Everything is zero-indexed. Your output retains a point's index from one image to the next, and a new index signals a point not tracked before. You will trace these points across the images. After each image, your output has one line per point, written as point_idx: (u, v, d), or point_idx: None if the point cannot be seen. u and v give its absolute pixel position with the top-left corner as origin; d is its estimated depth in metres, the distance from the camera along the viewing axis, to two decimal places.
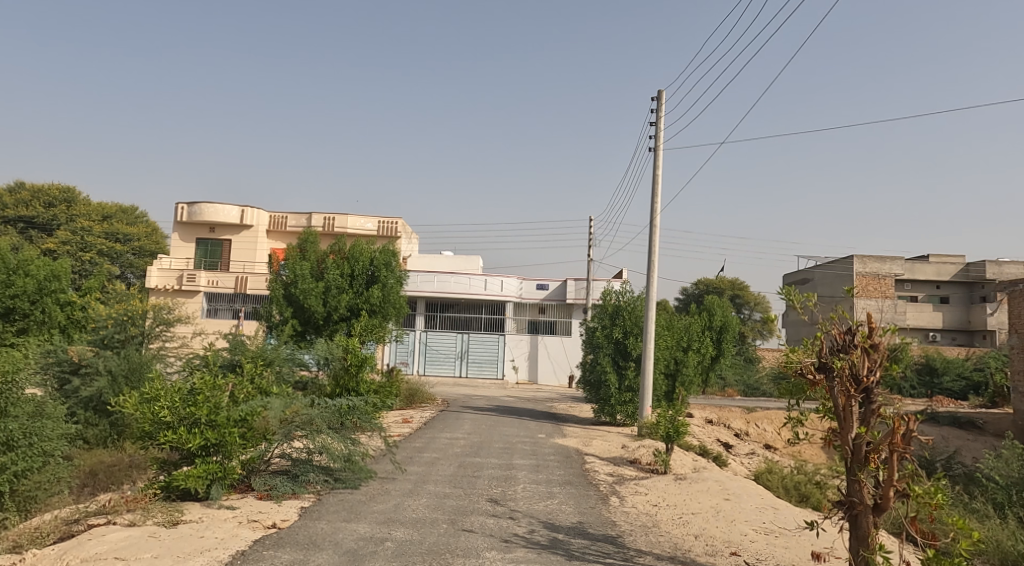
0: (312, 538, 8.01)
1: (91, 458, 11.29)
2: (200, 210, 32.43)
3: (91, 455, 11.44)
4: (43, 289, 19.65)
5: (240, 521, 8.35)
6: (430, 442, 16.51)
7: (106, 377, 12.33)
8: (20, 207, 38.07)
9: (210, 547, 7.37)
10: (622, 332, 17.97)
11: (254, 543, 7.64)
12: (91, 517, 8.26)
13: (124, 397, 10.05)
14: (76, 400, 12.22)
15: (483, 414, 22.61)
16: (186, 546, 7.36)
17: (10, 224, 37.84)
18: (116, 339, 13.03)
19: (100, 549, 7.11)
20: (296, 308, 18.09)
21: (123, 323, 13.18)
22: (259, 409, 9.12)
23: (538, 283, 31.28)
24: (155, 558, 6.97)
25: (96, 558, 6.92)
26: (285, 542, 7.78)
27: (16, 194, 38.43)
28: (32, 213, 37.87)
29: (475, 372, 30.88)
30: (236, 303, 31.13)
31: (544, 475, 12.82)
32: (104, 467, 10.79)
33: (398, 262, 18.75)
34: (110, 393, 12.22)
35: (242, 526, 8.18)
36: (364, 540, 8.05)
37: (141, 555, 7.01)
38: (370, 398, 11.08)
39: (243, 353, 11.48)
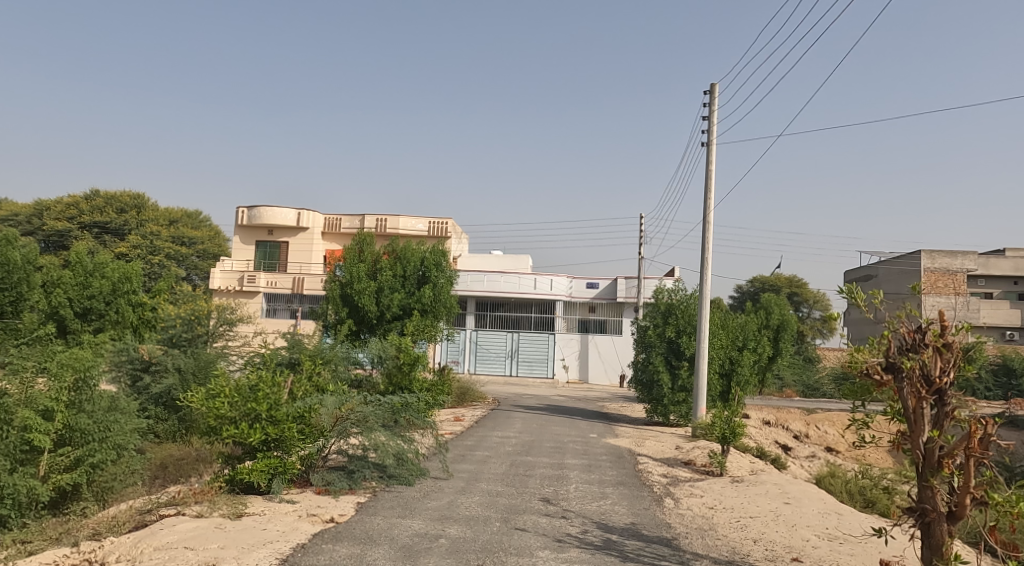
0: (369, 533, 8.10)
1: (161, 451, 11.69)
2: (259, 213, 33.25)
3: (162, 449, 11.83)
4: (115, 290, 20.39)
5: (299, 515, 8.51)
6: (481, 440, 16.58)
7: (176, 374, 12.77)
8: (94, 213, 39.45)
9: (272, 540, 7.50)
10: (675, 331, 17.76)
11: (313, 537, 7.77)
12: (163, 508, 8.54)
13: (190, 394, 10.32)
14: (147, 396, 12.67)
15: (533, 414, 22.61)
16: (249, 537, 7.51)
17: (87, 229, 39.35)
18: (183, 338, 13.46)
19: (171, 538, 7.33)
20: (351, 308, 18.35)
21: (190, 323, 13.63)
22: (314, 406, 9.26)
23: (588, 282, 31.06)
24: (221, 548, 7.14)
25: (167, 547, 7.13)
26: (342, 536, 7.88)
27: (92, 201, 40.01)
28: (106, 219, 39.31)
29: (525, 371, 30.93)
30: (293, 304, 31.83)
31: (596, 476, 12.73)
32: (173, 460, 11.13)
33: (448, 262, 18.98)
34: (179, 391, 12.64)
35: (302, 519, 8.33)
36: (418, 537, 8.12)
37: (209, 545, 7.19)
38: (422, 396, 11.22)
39: (301, 352, 11.78)
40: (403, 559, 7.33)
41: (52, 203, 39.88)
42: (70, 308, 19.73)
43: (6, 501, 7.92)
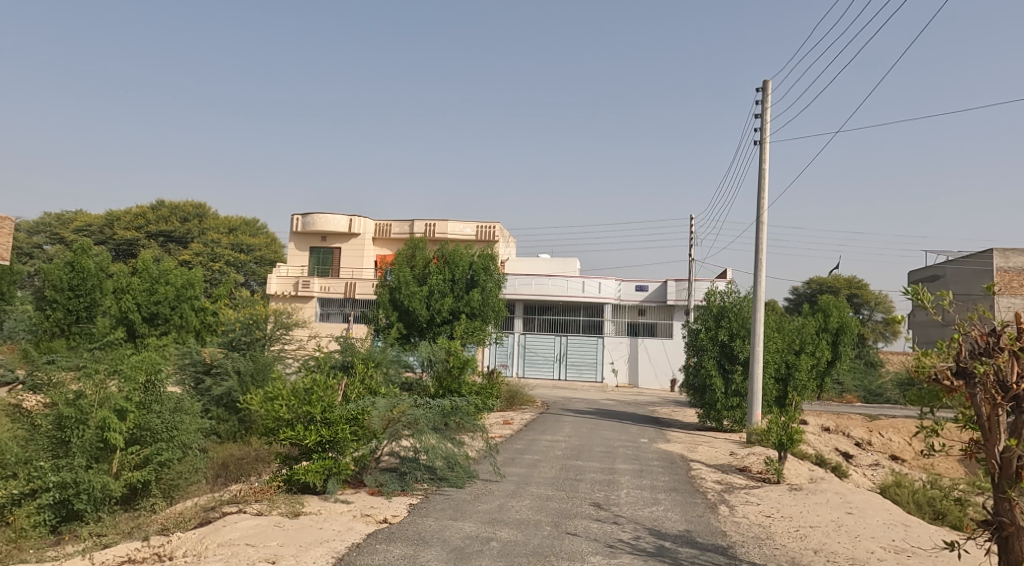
0: (421, 534, 8.06)
1: (223, 451, 11.92)
2: (313, 220, 33.84)
3: (223, 448, 12.04)
4: (180, 296, 21.01)
5: (354, 515, 8.54)
6: (531, 444, 16.48)
7: (235, 377, 13.07)
8: (160, 222, 40.83)
9: (328, 539, 7.54)
10: (728, 335, 17.34)
11: (368, 537, 7.77)
12: (225, 505, 8.72)
13: (250, 397, 10.58)
14: (209, 397, 12.97)
15: (583, 418, 22.40)
16: (307, 536, 7.56)
17: (153, 238, 40.66)
18: (242, 341, 13.82)
19: (233, 535, 7.45)
20: (401, 312, 18.44)
21: (249, 327, 13.97)
22: (367, 408, 9.32)
23: (637, 285, 30.58)
24: (281, 546, 7.22)
25: (229, 544, 7.25)
26: (396, 537, 7.86)
27: (157, 211, 41.40)
28: (171, 228, 40.55)
29: (574, 375, 30.76)
30: (346, 308, 32.24)
31: (648, 481, 12.47)
32: (234, 459, 11.32)
33: (496, 266, 19.06)
34: (238, 393, 12.92)
35: (357, 519, 8.36)
36: (470, 539, 8.04)
37: (269, 543, 7.27)
38: (472, 400, 11.19)
39: (354, 354, 11.77)
40: (455, 560, 7.26)
41: (122, 214, 41.41)
42: (137, 313, 20.38)
43: (80, 498, 8.45)
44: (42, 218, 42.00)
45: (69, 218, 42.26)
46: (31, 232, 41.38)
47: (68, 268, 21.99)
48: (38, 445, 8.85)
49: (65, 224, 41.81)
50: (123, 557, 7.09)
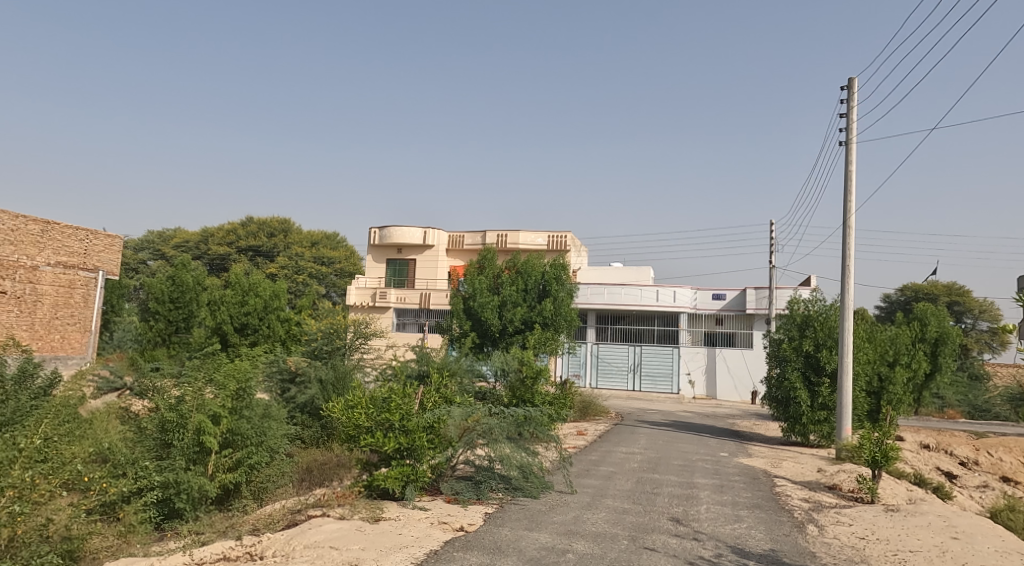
0: (497, 543, 8.07)
1: (307, 455, 12.09)
2: (389, 233, 34.41)
3: (307, 453, 12.25)
4: (267, 308, 22.53)
5: (432, 522, 8.63)
6: (606, 456, 16.11)
7: (318, 384, 13.33)
8: (249, 238, 42.61)
9: (407, 544, 7.79)
10: (813, 345, 16.57)
11: (445, 544, 7.91)
12: (310, 508, 9.12)
13: (332, 403, 10.86)
14: (294, 405, 13.21)
15: (660, 430, 21.82)
16: (386, 541, 7.86)
17: (243, 253, 42.34)
18: (324, 350, 14.12)
19: (318, 537, 7.83)
20: (474, 321, 18.39)
21: (330, 336, 14.28)
22: (443, 417, 9.32)
23: (714, 293, 29.66)
24: (362, 550, 7.54)
25: (314, 546, 7.63)
26: (472, 545, 7.93)
27: (247, 227, 43.16)
28: (259, 243, 42.15)
29: (648, 387, 30.17)
30: (421, 318, 32.52)
31: (728, 496, 11.94)
32: (318, 464, 11.56)
33: (568, 276, 18.74)
34: (321, 400, 13.14)
35: (434, 526, 8.46)
36: (545, 551, 7.91)
37: (351, 546, 7.60)
38: (546, 409, 11.02)
39: (429, 364, 11.80)
40: None
41: (216, 230, 43.43)
42: (231, 324, 22.01)
43: (181, 497, 9.09)
44: (146, 235, 44.49)
45: (170, 235, 44.57)
46: (137, 249, 43.83)
47: (169, 282, 22.99)
48: (144, 447, 9.54)
49: (166, 240, 44.13)
50: (219, 555, 7.52)
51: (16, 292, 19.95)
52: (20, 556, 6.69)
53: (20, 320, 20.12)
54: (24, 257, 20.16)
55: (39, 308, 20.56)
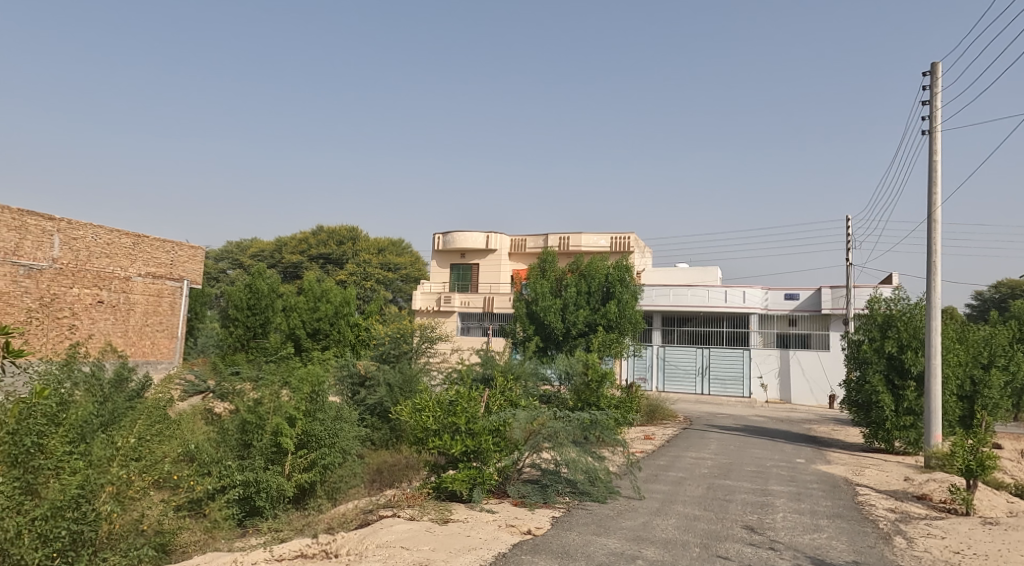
0: (565, 547, 7.87)
1: (377, 457, 12.15)
2: (452, 238, 34.60)
3: (377, 454, 12.34)
4: (338, 313, 23.21)
5: (499, 524, 8.51)
6: (674, 461, 15.62)
7: (386, 387, 13.34)
8: (320, 246, 43.53)
9: (476, 546, 7.67)
10: (897, 346, 15.73)
11: (513, 547, 7.77)
12: (382, 508, 9.09)
13: (402, 406, 11.07)
14: (364, 407, 13.22)
15: (731, 435, 21.13)
16: (456, 542, 7.76)
17: (314, 261, 43.33)
18: (392, 354, 14.20)
19: (390, 537, 7.81)
20: (538, 325, 18.19)
21: (397, 340, 14.33)
22: (508, 419, 9.30)
23: (786, 293, 28.52)
24: (433, 551, 7.46)
25: (386, 545, 7.59)
26: (540, 549, 7.77)
27: (317, 236, 44.07)
28: (328, 251, 43.00)
29: (718, 390, 29.37)
30: (485, 322, 32.46)
31: (806, 505, 11.33)
32: (387, 465, 11.61)
33: (632, 277, 18.29)
34: (389, 402, 13.17)
35: (502, 529, 8.33)
36: (615, 556, 7.68)
37: (421, 547, 7.54)
38: (612, 413, 10.85)
39: (494, 367, 11.64)
40: None
41: (289, 239, 44.58)
42: (303, 329, 22.65)
43: (261, 495, 9.23)
44: (226, 246, 46.09)
45: (247, 244, 46.01)
46: (218, 258, 45.51)
47: (247, 290, 23.41)
48: (227, 446, 9.61)
49: (243, 250, 45.63)
50: (298, 551, 7.48)
51: (111, 301, 20.63)
52: (118, 548, 6.52)
53: (115, 328, 20.80)
54: (117, 268, 20.82)
55: (131, 316, 21.27)
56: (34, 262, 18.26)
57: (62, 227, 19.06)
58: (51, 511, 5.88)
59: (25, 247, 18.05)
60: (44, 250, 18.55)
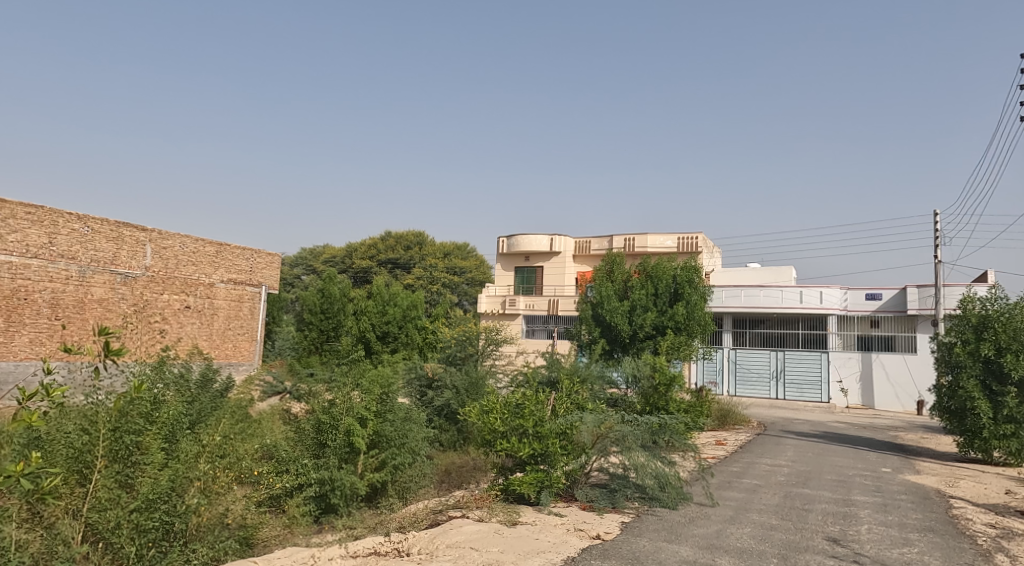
0: (635, 554, 7.51)
1: (445, 459, 11.99)
2: (516, 241, 34.50)
3: (446, 456, 12.16)
4: (406, 316, 23.39)
5: (568, 528, 8.19)
6: (749, 468, 14.93)
7: (453, 390, 13.18)
8: (389, 251, 44.07)
9: (544, 549, 7.41)
10: (994, 349, 14.64)
11: (582, 551, 7.47)
12: (451, 509, 8.89)
13: (470, 407, 10.85)
14: (432, 408, 13.11)
15: (808, 441, 20.18)
16: (524, 545, 7.50)
17: (383, 266, 43.91)
18: (458, 357, 14.02)
19: (459, 538, 7.64)
20: (604, 327, 17.78)
21: (463, 343, 14.18)
22: (575, 423, 8.97)
23: (868, 293, 27.25)
24: (501, 552, 7.23)
25: (456, 546, 7.43)
26: (610, 554, 7.42)
27: (385, 241, 44.60)
28: (396, 256, 43.49)
29: (794, 395, 28.25)
30: (550, 324, 32.05)
31: (893, 517, 10.57)
32: (455, 467, 11.42)
33: (701, 278, 17.67)
34: (456, 404, 12.98)
35: (570, 533, 8.02)
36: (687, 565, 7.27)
37: (490, 548, 7.33)
38: (681, 418, 10.51)
39: (560, 370, 11.32)
40: None
41: (359, 245, 45.29)
42: (373, 332, 22.83)
43: (335, 493, 9.16)
44: (301, 252, 47.25)
45: (320, 250, 46.97)
46: (292, 265, 46.67)
47: (320, 294, 23.52)
48: (303, 445, 9.49)
49: (317, 256, 46.63)
50: (370, 549, 7.40)
51: (197, 306, 21.22)
52: (206, 541, 7.04)
53: (202, 331, 21.36)
54: (202, 275, 21.40)
55: (216, 320, 21.85)
56: (129, 271, 18.90)
57: (153, 237, 19.70)
58: (145, 503, 6.43)
59: (121, 257, 18.73)
60: (138, 259, 19.19)
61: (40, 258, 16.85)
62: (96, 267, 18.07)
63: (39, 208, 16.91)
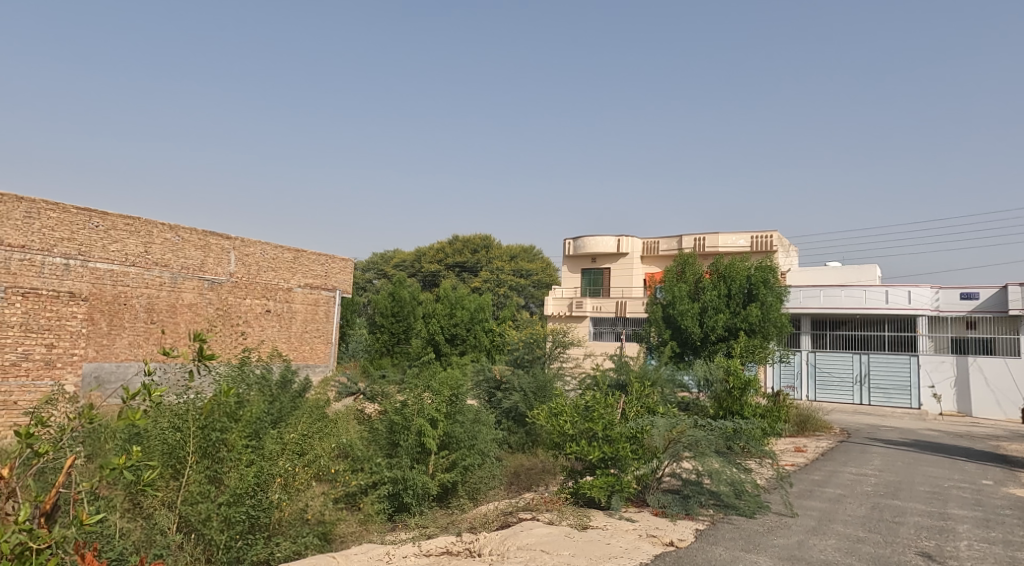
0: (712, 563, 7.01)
1: (515, 460, 11.61)
2: (583, 243, 33.96)
3: (515, 458, 11.76)
4: (474, 319, 23.24)
5: (639, 534, 7.71)
6: (832, 477, 14.05)
7: (520, 393, 12.82)
8: (456, 254, 44.15)
9: (616, 554, 6.99)
10: None
11: (655, 558, 7.02)
12: (521, 511, 8.48)
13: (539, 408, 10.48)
14: (500, 410, 12.78)
15: (897, 450, 18.97)
16: (596, 549, 7.10)
17: (450, 269, 44.04)
18: (525, 359, 13.66)
19: (530, 540, 7.27)
20: (675, 329, 17.17)
21: (530, 345, 13.82)
22: (646, 426, 8.46)
23: (963, 293, 25.49)
24: (573, 556, 6.87)
25: (527, 548, 7.08)
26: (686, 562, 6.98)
27: (453, 245, 44.67)
28: (463, 259, 43.54)
29: (880, 400, 26.75)
30: (618, 326, 31.36)
31: (997, 534, 9.60)
32: (524, 469, 11.02)
33: (777, 278, 16.77)
34: (524, 406, 12.59)
35: (642, 538, 7.56)
36: None
37: (561, 552, 6.96)
38: (759, 422, 9.78)
39: (629, 373, 10.90)
40: None
41: (427, 249, 45.60)
42: (442, 334, 22.67)
43: (407, 492, 8.89)
44: (372, 257, 47.84)
45: (390, 255, 47.42)
46: (364, 270, 47.24)
47: (391, 298, 23.73)
48: (377, 445, 9.42)
49: (387, 260, 47.07)
50: (443, 548, 7.16)
51: (277, 310, 21.53)
52: (287, 535, 7.16)
53: (281, 334, 21.64)
54: (281, 280, 21.67)
55: (294, 323, 22.15)
56: (215, 277, 19.38)
57: (236, 244, 20.07)
58: (233, 497, 6.62)
59: (208, 264, 19.15)
60: (223, 265, 19.61)
61: (137, 266, 17.32)
62: (186, 273, 18.52)
63: (137, 219, 17.35)
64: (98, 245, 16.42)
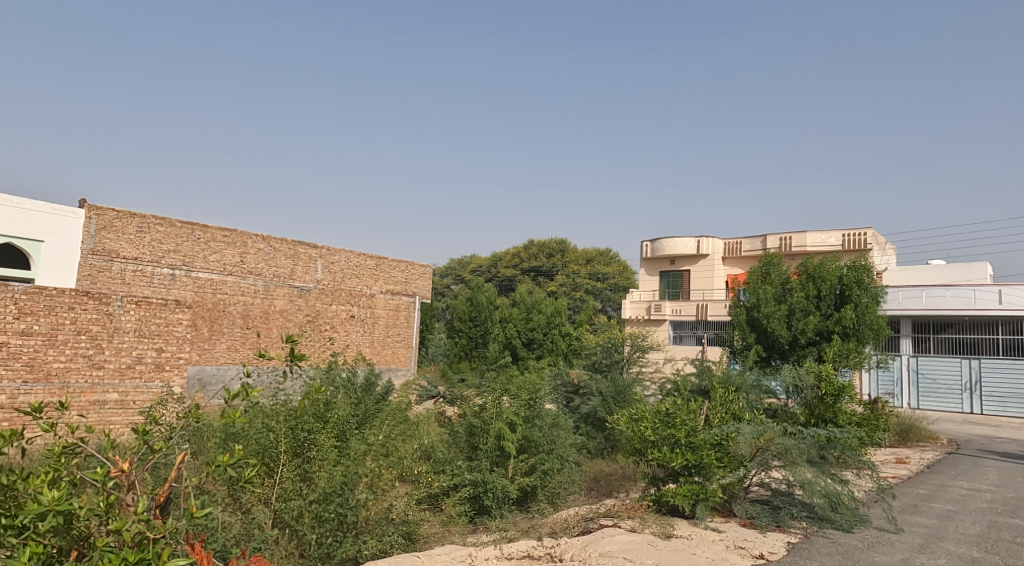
0: None
1: (594, 466, 10.88)
2: (661, 244, 32.84)
3: (594, 464, 11.01)
4: (550, 323, 22.66)
5: (727, 545, 6.91)
6: (941, 491, 12.69)
7: (599, 398, 12.10)
8: (531, 259, 43.69)
9: None
10: None
11: None
12: (603, 517, 7.76)
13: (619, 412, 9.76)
14: (578, 415, 12.07)
15: (1014, 462, 17.22)
16: (681, 559, 6.37)
17: (526, 274, 43.63)
18: (603, 364, 12.94)
19: (612, 547, 6.58)
20: (759, 333, 16.05)
21: (608, 349, 13.08)
22: (732, 433, 7.59)
23: None
24: None
25: (610, 555, 6.39)
26: None
27: (529, 249, 44.19)
28: (540, 263, 43.06)
29: (994, 409, 24.46)
30: (699, 330, 30.09)
31: None
32: (604, 474, 10.32)
33: (872, 278, 15.38)
34: (603, 412, 11.84)
35: (729, 549, 6.76)
36: None
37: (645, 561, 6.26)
38: (857, 429, 8.70)
39: (712, 378, 10.10)
40: None
41: (503, 254, 45.34)
42: (518, 339, 22.12)
43: (488, 495, 8.33)
44: (449, 263, 47.87)
45: (467, 260, 47.35)
46: (443, 275, 47.34)
47: (469, 302, 23.12)
48: (457, 447, 8.93)
49: (464, 265, 47.00)
50: (525, 552, 6.56)
51: (361, 316, 21.44)
52: (374, 533, 6.62)
53: (364, 339, 21.57)
54: (363, 286, 21.64)
55: (376, 328, 22.04)
56: (304, 285, 19.44)
57: (322, 252, 20.16)
58: (322, 495, 6.25)
59: (297, 272, 19.26)
60: (310, 273, 19.69)
61: (234, 275, 17.47)
62: (278, 281, 18.64)
63: (234, 230, 17.54)
64: (200, 255, 16.70)
